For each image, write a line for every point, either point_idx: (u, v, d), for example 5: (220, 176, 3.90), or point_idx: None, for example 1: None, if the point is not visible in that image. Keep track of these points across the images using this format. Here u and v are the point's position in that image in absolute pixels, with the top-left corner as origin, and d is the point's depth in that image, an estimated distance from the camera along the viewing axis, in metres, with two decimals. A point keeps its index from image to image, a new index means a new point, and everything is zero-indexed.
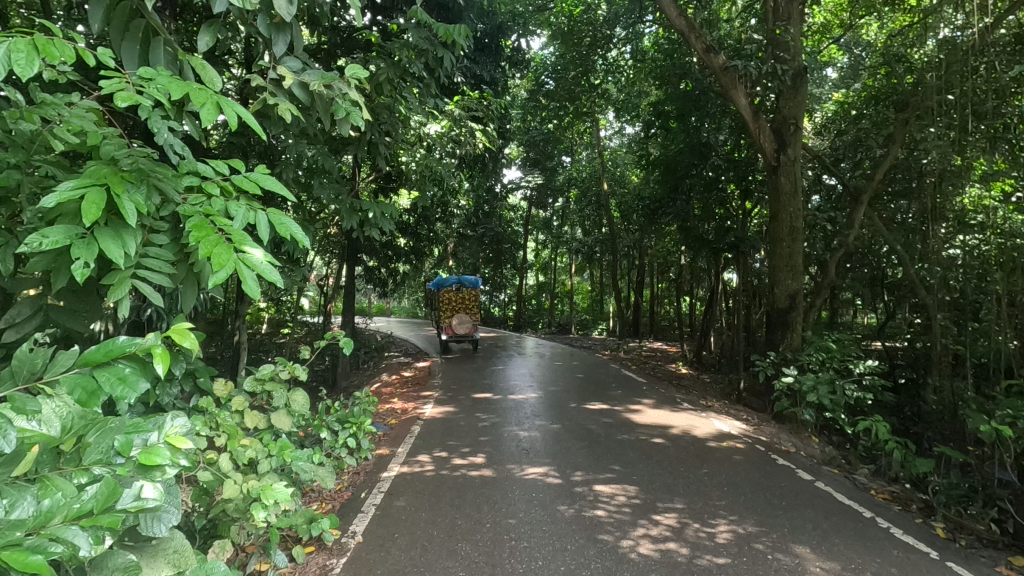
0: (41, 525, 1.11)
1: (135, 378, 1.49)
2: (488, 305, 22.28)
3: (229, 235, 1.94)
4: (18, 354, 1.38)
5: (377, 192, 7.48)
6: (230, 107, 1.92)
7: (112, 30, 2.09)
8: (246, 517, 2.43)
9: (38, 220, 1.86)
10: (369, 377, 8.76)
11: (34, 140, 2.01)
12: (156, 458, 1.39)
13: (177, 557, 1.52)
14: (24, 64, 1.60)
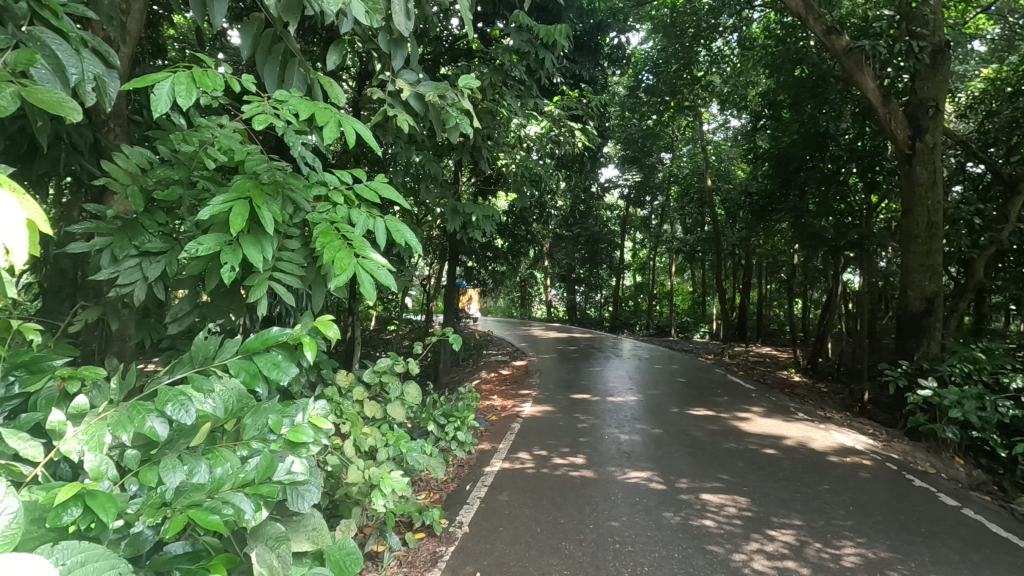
0: (215, 491, 1.31)
1: (287, 364, 1.61)
2: (585, 305, 22.06)
3: (352, 241, 2.09)
4: (196, 342, 1.60)
5: (477, 194, 7.71)
6: (351, 124, 2.05)
7: (258, 56, 2.33)
8: (367, 501, 2.60)
9: (195, 229, 2.12)
10: (469, 374, 9.04)
11: (193, 158, 2.29)
12: (302, 438, 1.57)
13: (315, 534, 1.67)
14: (185, 95, 1.83)
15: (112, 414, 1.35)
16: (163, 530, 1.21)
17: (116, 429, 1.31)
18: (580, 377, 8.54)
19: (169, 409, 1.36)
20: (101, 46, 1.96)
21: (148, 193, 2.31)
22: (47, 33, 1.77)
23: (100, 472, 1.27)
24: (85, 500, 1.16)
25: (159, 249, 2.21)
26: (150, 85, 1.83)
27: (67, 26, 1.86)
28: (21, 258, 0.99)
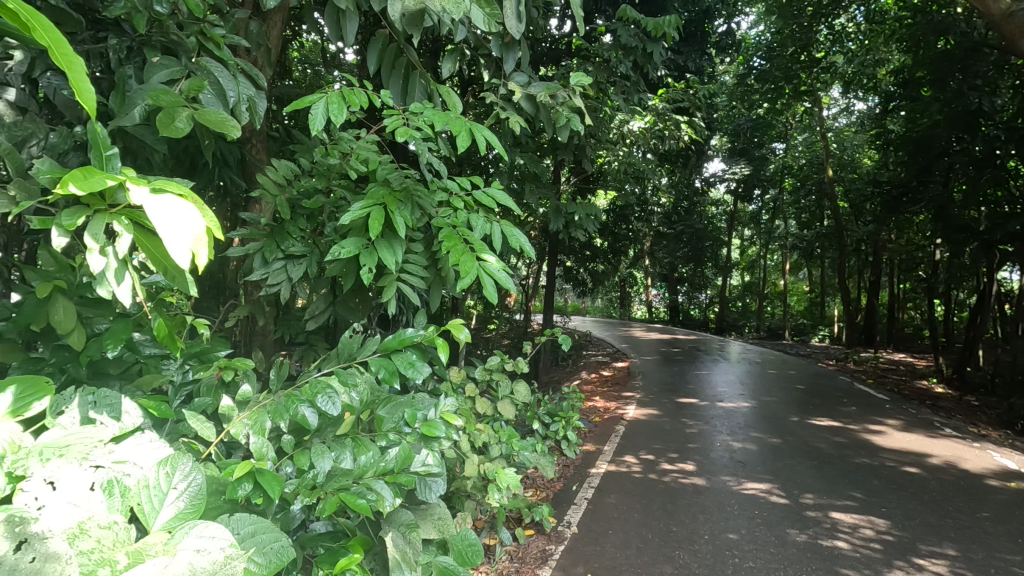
0: (360, 476, 1.43)
1: (421, 363, 1.69)
2: (688, 306, 21.10)
3: (473, 244, 2.25)
4: (342, 339, 1.74)
5: (577, 193, 7.66)
6: (481, 133, 2.22)
7: (383, 69, 2.48)
8: (481, 495, 2.68)
9: (334, 234, 2.36)
10: (570, 375, 8.99)
11: (334, 169, 2.54)
12: (434, 431, 1.66)
13: (441, 523, 1.75)
14: (336, 114, 2.07)
15: (271, 403, 1.50)
16: (318, 510, 1.34)
17: (275, 416, 1.45)
18: (686, 381, 8.17)
19: (319, 400, 1.49)
20: (252, 70, 2.19)
21: (293, 202, 2.57)
22: (212, 62, 2.00)
23: (263, 454, 1.42)
24: (255, 477, 1.32)
25: (300, 252, 2.46)
26: (307, 107, 2.11)
27: (226, 55, 2.09)
28: (202, 257, 1.10)
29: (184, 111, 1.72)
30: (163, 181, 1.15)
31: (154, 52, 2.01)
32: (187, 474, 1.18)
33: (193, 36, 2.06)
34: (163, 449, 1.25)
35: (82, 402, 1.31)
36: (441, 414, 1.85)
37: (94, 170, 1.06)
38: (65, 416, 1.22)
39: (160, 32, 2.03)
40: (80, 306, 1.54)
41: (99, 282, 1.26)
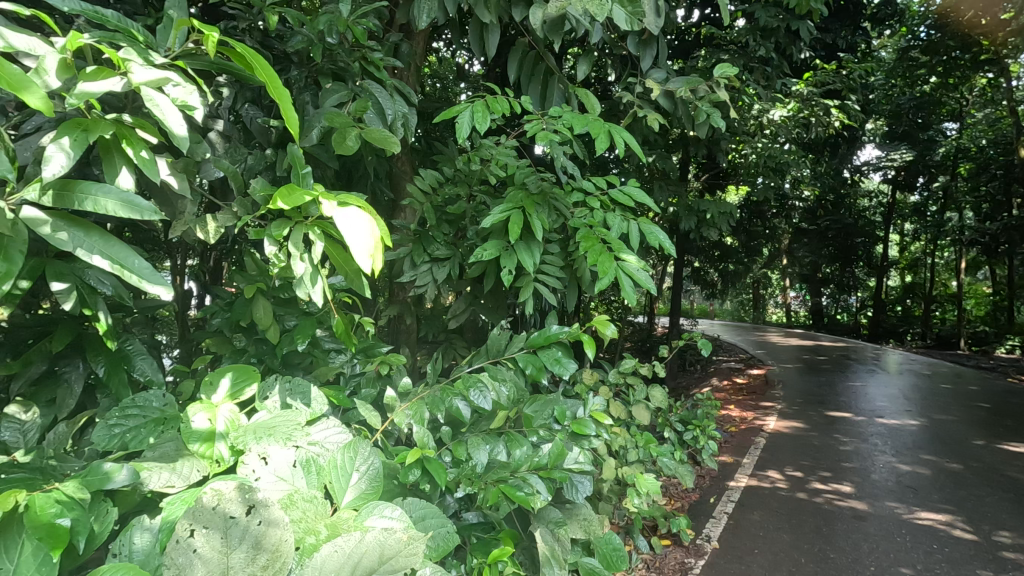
0: (516, 470, 1.49)
1: (567, 360, 1.70)
2: (833, 310, 19.03)
3: (610, 244, 2.26)
4: (491, 336, 1.82)
5: (709, 189, 7.24)
6: (620, 134, 2.23)
7: (523, 77, 2.55)
8: (620, 499, 2.64)
9: (477, 238, 2.54)
10: (699, 380, 8.54)
11: (475, 175, 2.67)
12: (585, 430, 1.68)
13: (586, 524, 1.74)
14: (479, 124, 2.21)
15: (428, 395, 1.60)
16: (480, 499, 1.42)
17: (433, 407, 1.55)
18: (836, 392, 7.38)
19: (472, 394, 1.57)
20: (404, 89, 2.37)
21: (437, 208, 2.74)
22: (372, 84, 2.19)
23: (424, 441, 1.52)
24: (423, 464, 1.41)
25: (444, 255, 2.64)
26: (453, 118, 2.26)
27: (384, 76, 2.29)
28: (371, 259, 1.22)
29: (353, 130, 1.91)
30: (344, 194, 1.30)
31: (325, 80, 2.25)
32: (367, 459, 1.29)
33: (357, 62, 2.27)
34: (341, 436, 1.40)
35: (281, 390, 1.50)
36: (590, 412, 1.84)
37: (294, 187, 1.23)
38: (270, 402, 1.41)
39: (330, 61, 2.25)
40: (274, 305, 1.77)
41: (296, 286, 1.37)
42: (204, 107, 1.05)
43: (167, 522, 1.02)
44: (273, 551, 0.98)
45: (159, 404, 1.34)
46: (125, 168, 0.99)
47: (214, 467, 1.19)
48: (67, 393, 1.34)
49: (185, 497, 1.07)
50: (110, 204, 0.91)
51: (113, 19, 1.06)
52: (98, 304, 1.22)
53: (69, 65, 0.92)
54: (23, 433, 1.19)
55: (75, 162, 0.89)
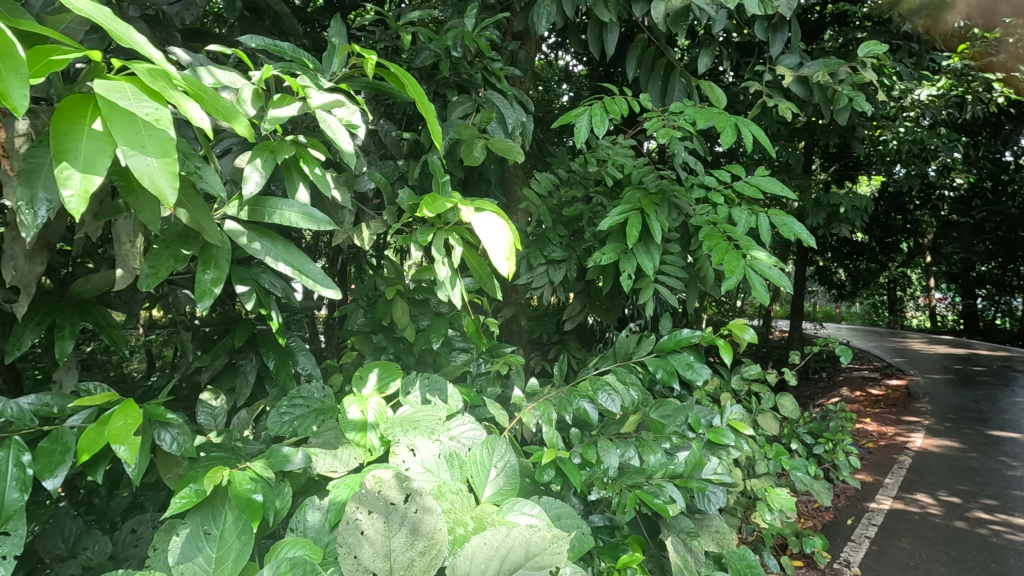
0: (651, 477, 1.51)
1: (700, 365, 1.65)
2: (990, 314, 16.58)
3: (737, 241, 2.15)
4: (619, 339, 1.85)
5: (838, 181, 6.62)
6: (748, 127, 2.11)
7: (643, 74, 2.50)
8: (749, 512, 2.50)
9: (593, 239, 2.53)
10: (825, 389, 7.83)
11: (591, 176, 2.66)
12: (722, 439, 1.63)
13: (719, 537, 1.65)
14: (597, 125, 2.19)
15: (556, 397, 1.65)
16: (619, 504, 1.46)
17: (561, 409, 1.59)
18: (997, 408, 6.45)
19: (599, 396, 1.60)
20: (523, 96, 2.42)
21: (553, 210, 2.76)
22: (494, 94, 2.26)
23: (554, 441, 1.54)
24: (557, 464, 1.44)
25: (560, 258, 2.66)
26: (572, 120, 2.27)
27: (505, 85, 2.34)
28: (506, 262, 1.26)
29: (479, 142, 1.98)
30: (480, 200, 1.35)
31: (450, 92, 2.34)
32: (503, 455, 1.34)
33: (479, 73, 2.34)
34: (477, 434, 1.45)
35: (421, 386, 1.59)
36: (727, 422, 1.77)
37: (436, 196, 1.31)
38: (412, 398, 1.51)
39: (455, 73, 2.35)
40: (410, 306, 1.88)
41: (436, 289, 1.45)
42: (364, 125, 1.14)
43: (334, 503, 1.13)
44: (429, 538, 1.04)
45: (319, 395, 1.47)
46: (301, 184, 1.11)
47: (368, 455, 1.27)
48: (243, 384, 1.52)
49: (348, 482, 1.18)
50: (292, 216, 1.02)
51: (289, 50, 1.18)
52: (270, 304, 1.35)
53: (260, 94, 1.04)
54: (214, 416, 1.35)
55: (266, 181, 1.01)
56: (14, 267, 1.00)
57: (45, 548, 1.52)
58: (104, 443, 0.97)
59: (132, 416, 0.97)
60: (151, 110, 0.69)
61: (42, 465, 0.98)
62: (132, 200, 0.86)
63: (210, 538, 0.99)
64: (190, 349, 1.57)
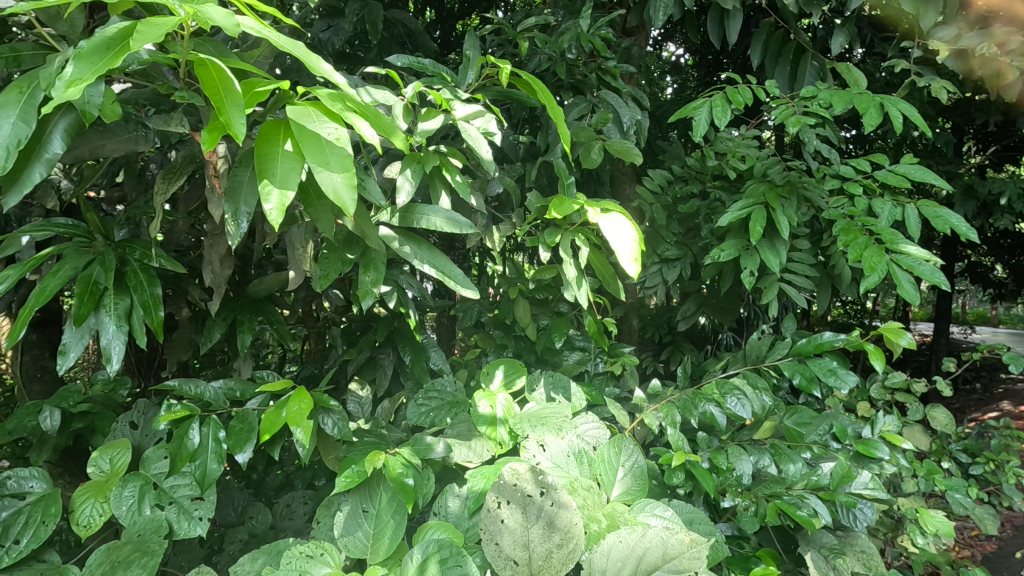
0: (789, 487, 1.45)
1: (844, 372, 1.55)
2: None
3: (880, 235, 1.96)
4: (750, 341, 1.76)
5: (999, 164, 5.76)
6: (895, 107, 1.92)
7: (769, 61, 2.37)
8: (895, 534, 2.28)
9: (712, 236, 2.43)
10: (980, 401, 6.87)
11: (710, 170, 2.54)
12: (874, 452, 1.51)
13: (866, 558, 1.48)
14: (721, 115, 2.10)
15: (678, 398, 1.62)
16: (758, 515, 1.41)
17: (686, 411, 1.56)
18: None
19: (728, 401, 1.58)
20: (639, 93, 2.38)
21: (668, 207, 2.68)
22: (609, 93, 2.24)
23: (680, 444, 1.51)
24: (687, 469, 1.43)
25: (675, 256, 2.58)
26: (692, 112, 2.19)
27: (620, 84, 2.31)
28: (634, 262, 1.26)
29: (597, 143, 1.98)
30: (607, 201, 1.37)
31: (564, 94, 2.35)
32: (631, 455, 1.34)
33: (594, 73, 2.33)
34: (601, 433, 1.46)
35: (545, 383, 1.62)
36: (880, 434, 1.66)
37: (564, 199, 1.34)
38: (538, 394, 1.55)
39: (570, 76, 2.35)
40: (531, 306, 1.94)
41: (563, 290, 1.48)
42: (500, 132, 1.20)
43: (473, 492, 1.20)
44: (566, 532, 1.06)
45: (451, 388, 1.56)
46: (443, 191, 1.19)
47: (499, 448, 1.33)
48: (383, 376, 1.65)
49: (485, 472, 1.24)
50: (437, 222, 1.11)
51: (430, 65, 1.27)
52: (409, 303, 1.45)
53: (410, 109, 1.13)
54: (362, 405, 1.48)
55: (415, 189, 1.10)
56: (213, 271, 1.16)
57: (220, 513, 1.75)
58: (281, 424, 1.12)
59: (304, 402, 1.12)
60: (331, 130, 0.78)
61: (234, 441, 1.15)
62: (310, 210, 0.97)
63: (368, 516, 1.12)
64: (338, 342, 1.73)
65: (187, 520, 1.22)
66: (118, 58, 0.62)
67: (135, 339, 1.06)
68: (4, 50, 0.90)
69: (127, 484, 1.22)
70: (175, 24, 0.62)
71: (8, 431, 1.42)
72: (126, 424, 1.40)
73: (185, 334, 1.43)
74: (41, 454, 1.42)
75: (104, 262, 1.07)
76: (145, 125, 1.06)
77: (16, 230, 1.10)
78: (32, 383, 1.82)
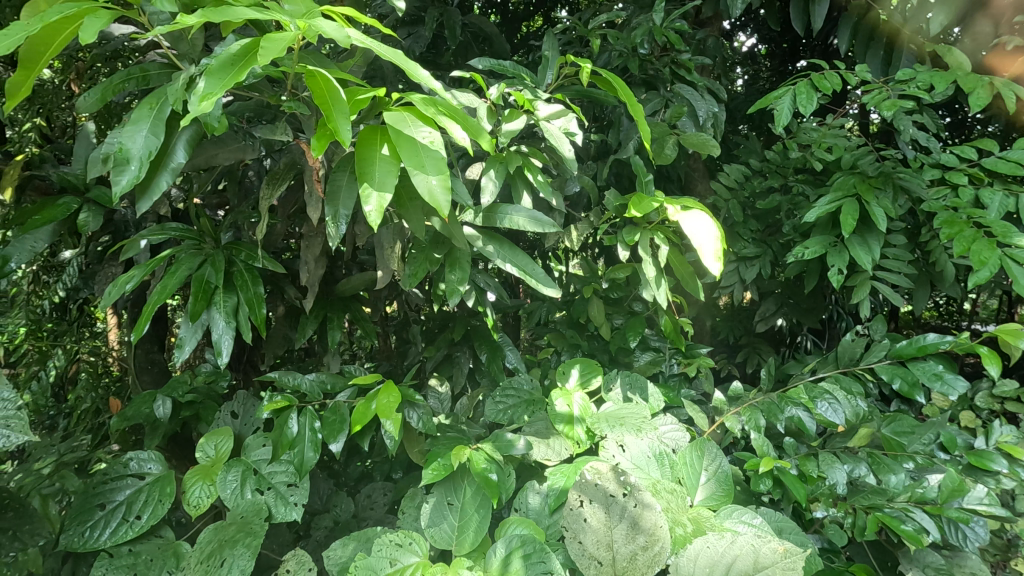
0: (891, 499, 1.37)
1: (953, 376, 1.44)
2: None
3: (989, 227, 1.79)
4: (842, 343, 1.67)
5: None
6: (1008, 87, 1.76)
7: (858, 46, 2.25)
8: (1006, 555, 2.08)
9: (794, 232, 2.31)
10: None
11: (792, 162, 2.42)
12: (989, 464, 1.40)
13: None
14: (806, 102, 1.99)
15: (762, 402, 1.55)
16: (857, 527, 1.34)
17: (771, 415, 1.49)
18: None
19: (819, 405, 1.50)
20: (715, 86, 2.30)
21: (745, 203, 2.57)
22: (684, 87, 2.17)
23: (763, 450, 1.45)
24: (776, 475, 1.37)
25: (753, 254, 2.47)
26: (774, 100, 2.10)
27: (696, 77, 2.23)
28: (718, 260, 1.22)
29: (670, 138, 1.91)
30: (687, 198, 1.33)
31: (637, 90, 2.30)
32: (714, 459, 1.30)
33: (667, 67, 2.26)
34: (681, 435, 1.42)
35: (622, 383, 1.60)
36: (998, 446, 1.53)
37: (644, 196, 1.33)
38: (615, 395, 1.53)
39: (642, 71, 2.30)
40: (604, 305, 1.92)
41: (642, 289, 1.46)
42: (580, 131, 1.20)
43: (555, 490, 1.20)
44: (651, 534, 1.05)
45: (528, 386, 1.56)
46: (524, 190, 1.21)
47: (577, 447, 1.32)
48: (460, 373, 1.69)
49: (565, 470, 1.24)
50: (520, 221, 1.13)
51: (510, 67, 1.29)
52: (486, 302, 1.47)
53: (493, 111, 1.15)
54: (441, 401, 1.52)
55: (499, 189, 1.12)
56: (308, 271, 1.23)
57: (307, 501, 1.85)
58: (372, 416, 1.17)
59: (393, 395, 1.17)
60: (426, 134, 0.81)
61: (328, 432, 1.22)
62: (403, 212, 1.01)
63: (453, 508, 1.16)
64: (417, 340, 1.78)
65: (284, 504, 1.29)
66: (242, 72, 0.68)
67: (242, 335, 1.14)
68: (135, 70, 1.00)
69: (231, 469, 1.32)
70: (294, 39, 0.67)
71: (127, 417, 1.55)
72: (228, 414, 1.51)
73: (280, 330, 1.53)
74: (154, 439, 1.54)
75: (214, 263, 1.16)
76: (252, 135, 1.13)
77: (138, 234, 1.21)
78: (145, 374, 1.99)
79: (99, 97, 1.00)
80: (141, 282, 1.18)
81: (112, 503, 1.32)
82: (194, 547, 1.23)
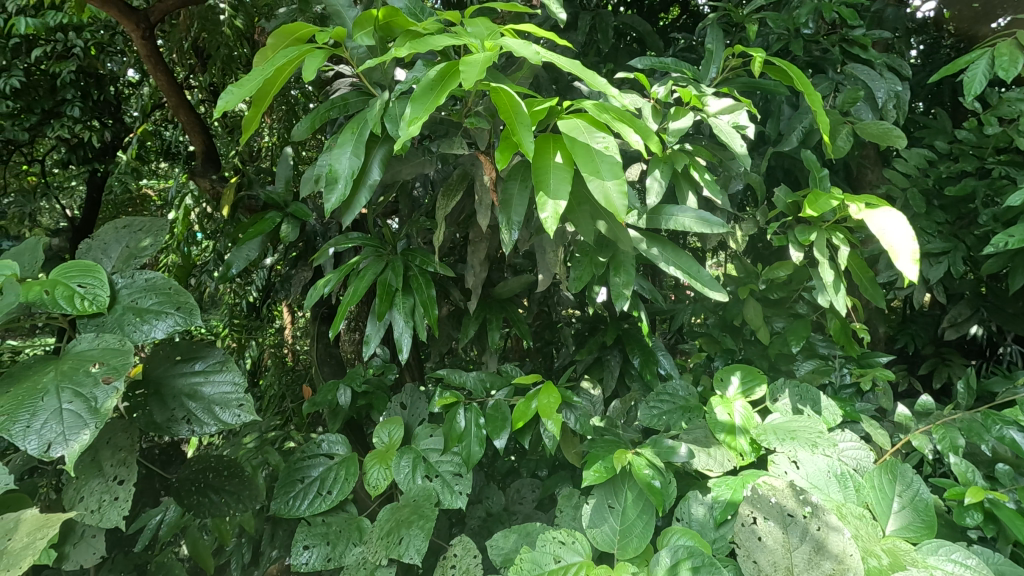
0: None
1: None
2: None
3: None
4: None
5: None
6: None
7: None
8: None
9: (997, 223, 1.96)
10: None
11: (993, 141, 2.05)
12: None
13: None
14: (1008, 66, 1.68)
15: (961, 419, 1.35)
16: None
17: (972, 435, 1.30)
18: None
19: None
20: (897, 61, 2.02)
21: (933, 192, 2.23)
22: (859, 67, 1.95)
23: (968, 477, 1.25)
24: (989, 509, 1.17)
25: (940, 249, 2.13)
26: (960, 67, 1.81)
27: (872, 53, 1.98)
28: (916, 264, 1.07)
29: (844, 127, 1.71)
30: (872, 195, 1.20)
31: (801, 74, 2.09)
32: (910, 484, 1.14)
33: (837, 44, 2.03)
34: (866, 455, 1.27)
35: (790, 394, 1.46)
36: None
37: (820, 194, 1.23)
38: (783, 405, 1.40)
39: (808, 52, 2.09)
40: (764, 307, 1.79)
41: (817, 292, 1.35)
42: (752, 125, 1.14)
43: (722, 502, 1.14)
44: (838, 561, 0.95)
45: (683, 392, 1.50)
46: (690, 189, 1.18)
47: (741, 459, 1.24)
48: (611, 376, 1.68)
49: (731, 482, 1.17)
50: (687, 222, 1.10)
51: (672, 63, 1.26)
52: (641, 304, 1.45)
53: (658, 109, 1.15)
54: (593, 403, 1.52)
55: (664, 190, 1.10)
56: (474, 273, 1.31)
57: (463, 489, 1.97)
58: (532, 414, 1.22)
59: (554, 395, 1.20)
60: (601, 140, 0.82)
61: (492, 427, 1.30)
62: (572, 216, 1.04)
63: (614, 511, 1.15)
64: (569, 342, 1.81)
65: (450, 492, 1.38)
66: (441, 95, 0.76)
67: (418, 333, 1.25)
68: (338, 99, 1.13)
69: (403, 455, 1.43)
70: (487, 59, 0.73)
71: (315, 403, 1.76)
72: (398, 405, 1.65)
73: (445, 328, 1.66)
74: (336, 424, 1.73)
75: (394, 267, 1.29)
76: (431, 150, 1.24)
77: (330, 242, 1.37)
78: (325, 365, 2.14)
79: (310, 126, 1.15)
80: (336, 285, 1.33)
81: (308, 478, 1.50)
82: (375, 523, 1.36)
